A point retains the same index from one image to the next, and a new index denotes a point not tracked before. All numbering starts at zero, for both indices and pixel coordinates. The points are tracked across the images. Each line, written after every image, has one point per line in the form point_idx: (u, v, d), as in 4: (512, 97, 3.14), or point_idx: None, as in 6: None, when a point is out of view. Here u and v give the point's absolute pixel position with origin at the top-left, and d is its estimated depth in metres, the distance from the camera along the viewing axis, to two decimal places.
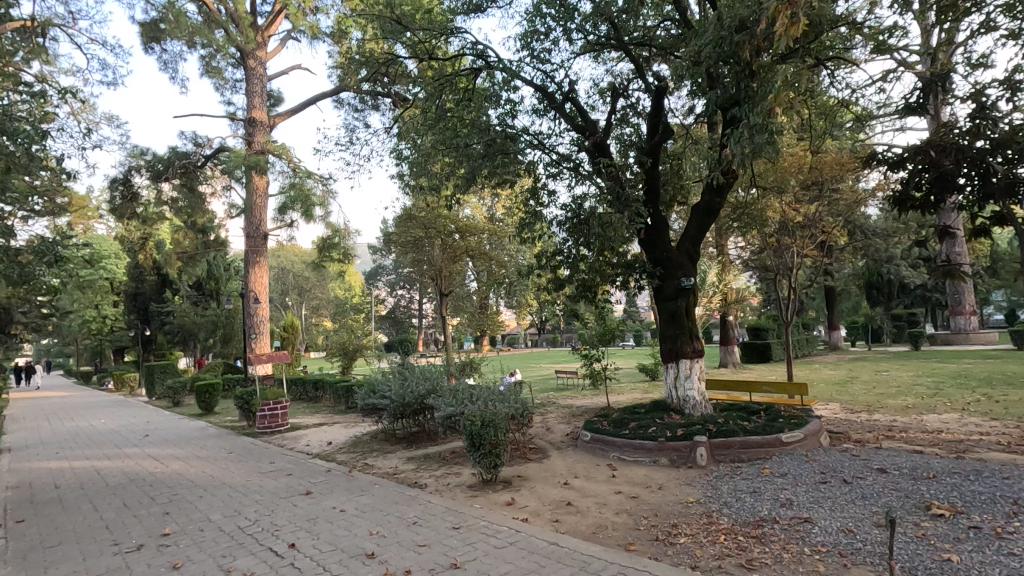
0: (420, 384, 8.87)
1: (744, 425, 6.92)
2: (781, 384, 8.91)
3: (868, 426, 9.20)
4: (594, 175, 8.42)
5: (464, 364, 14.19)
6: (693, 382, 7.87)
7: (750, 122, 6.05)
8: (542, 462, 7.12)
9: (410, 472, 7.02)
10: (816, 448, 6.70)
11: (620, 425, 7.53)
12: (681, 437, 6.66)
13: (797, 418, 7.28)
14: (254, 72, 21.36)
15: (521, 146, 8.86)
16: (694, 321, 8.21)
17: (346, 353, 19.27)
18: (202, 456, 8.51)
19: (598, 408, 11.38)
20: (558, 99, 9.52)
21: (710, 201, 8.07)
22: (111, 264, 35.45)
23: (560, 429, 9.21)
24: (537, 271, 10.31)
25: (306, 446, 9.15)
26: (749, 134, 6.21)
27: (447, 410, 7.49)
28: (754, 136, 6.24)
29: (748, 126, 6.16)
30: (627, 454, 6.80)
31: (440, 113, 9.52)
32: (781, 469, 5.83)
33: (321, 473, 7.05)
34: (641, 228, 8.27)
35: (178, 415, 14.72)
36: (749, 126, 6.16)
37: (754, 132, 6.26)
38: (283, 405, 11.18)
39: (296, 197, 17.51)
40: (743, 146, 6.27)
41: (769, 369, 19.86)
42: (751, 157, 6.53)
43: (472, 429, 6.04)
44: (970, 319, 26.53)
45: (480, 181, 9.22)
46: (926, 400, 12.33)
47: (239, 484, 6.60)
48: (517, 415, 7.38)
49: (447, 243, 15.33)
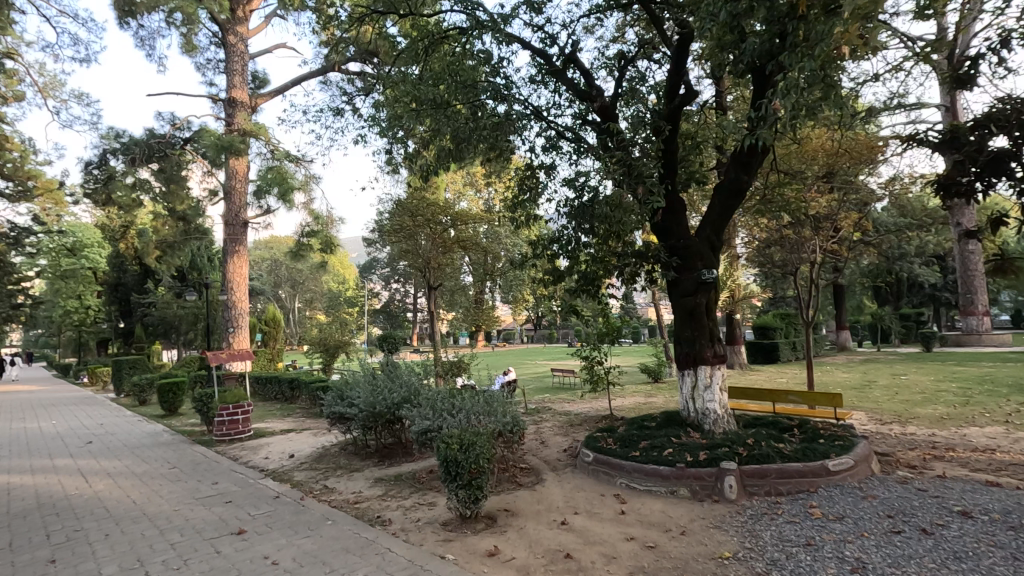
0: (395, 390, 7.60)
1: (782, 447, 5.71)
2: (810, 394, 7.72)
3: (909, 443, 7.99)
4: (599, 147, 7.16)
5: (451, 364, 12.57)
6: (715, 394, 6.67)
7: (806, 67, 4.78)
8: (535, 488, 5.90)
9: (375, 500, 5.80)
10: (868, 476, 5.51)
11: (628, 444, 6.30)
12: (704, 462, 5.48)
13: (843, 437, 6.07)
14: (235, 49, 19.99)
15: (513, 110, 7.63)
16: (715, 321, 6.96)
17: (326, 350, 17.83)
18: (135, 473, 7.24)
19: (598, 416, 10.18)
20: (559, 65, 8.20)
21: (737, 179, 6.85)
22: (93, 253, 33.97)
23: (556, 443, 7.96)
24: (532, 261, 9.11)
25: (263, 461, 7.90)
26: (800, 85, 5.05)
27: (422, 424, 6.22)
28: (804, 90, 5.11)
29: (796, 66, 4.92)
30: (637, 482, 5.61)
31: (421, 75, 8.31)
32: (836, 510, 4.64)
33: (267, 501, 5.81)
34: (656, 210, 7.01)
35: (139, 416, 13.42)
36: (800, 73, 4.97)
37: (803, 84, 5.14)
38: (246, 409, 9.92)
39: (273, 179, 16.13)
40: (793, 104, 5.09)
41: (779, 371, 18.68)
42: (798, 116, 5.38)
43: (448, 455, 4.85)
44: (983, 320, 25.29)
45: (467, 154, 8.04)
46: (960, 411, 11.11)
47: (160, 517, 5.36)
48: (506, 432, 6.17)
49: (435, 232, 13.95)
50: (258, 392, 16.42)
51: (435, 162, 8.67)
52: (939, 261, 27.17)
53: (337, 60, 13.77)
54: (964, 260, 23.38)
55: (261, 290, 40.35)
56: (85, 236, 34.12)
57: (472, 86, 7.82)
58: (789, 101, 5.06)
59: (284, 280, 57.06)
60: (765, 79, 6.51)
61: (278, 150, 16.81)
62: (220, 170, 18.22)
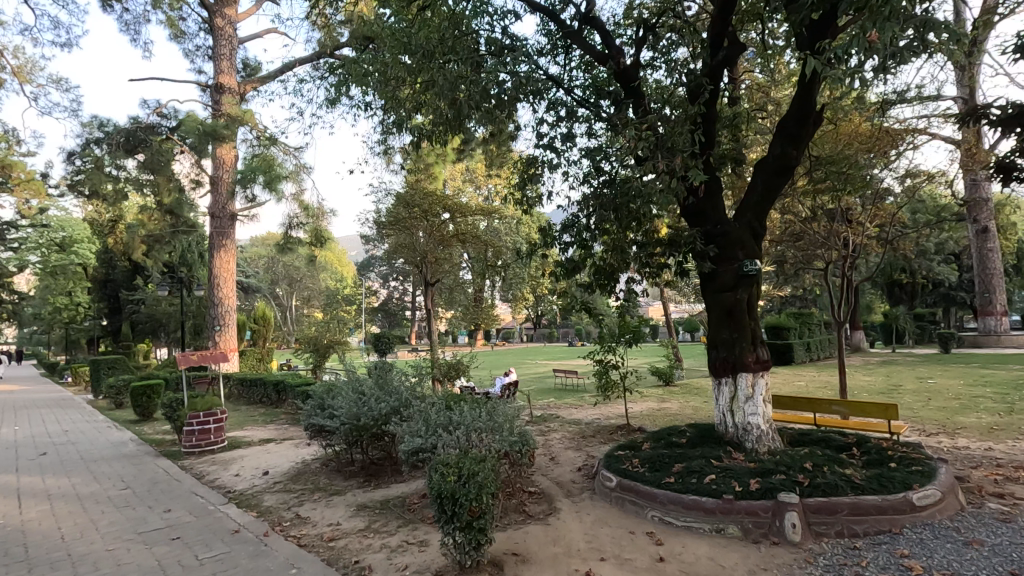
0: (383, 400, 6.56)
1: (849, 473, 4.69)
2: (858, 403, 6.72)
3: (973, 461, 6.98)
4: (625, 114, 6.06)
5: (449, 366, 11.54)
6: (758, 407, 5.67)
7: None
8: (548, 521, 4.89)
9: (354, 536, 4.78)
10: (958, 510, 4.53)
11: (658, 467, 5.27)
12: (757, 493, 4.48)
13: (918, 461, 5.04)
14: (223, 32, 18.93)
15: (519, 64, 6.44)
16: (757, 321, 5.95)
17: (316, 350, 16.67)
18: (79, 496, 6.19)
19: (611, 425, 9.22)
20: (574, 27, 7.00)
21: (784, 155, 5.87)
22: (84, 249, 32.36)
23: (569, 460, 6.94)
24: (538, 251, 8.04)
25: (232, 479, 6.90)
26: (902, 11, 4.12)
27: (413, 443, 5.17)
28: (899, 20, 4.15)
29: None
30: (674, 517, 4.60)
31: (409, 26, 7.14)
32: (940, 565, 3.66)
33: (225, 537, 4.78)
34: (691, 189, 5.95)
35: (110, 421, 12.37)
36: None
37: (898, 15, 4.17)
38: (220, 416, 8.86)
39: (259, 167, 15.07)
40: (890, 39, 4.13)
41: (796, 374, 17.60)
42: (890, 63, 4.44)
43: (443, 489, 3.83)
44: (1001, 321, 24.34)
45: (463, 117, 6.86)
46: (1007, 420, 10.12)
47: (85, 561, 4.31)
48: (512, 452, 5.16)
49: (433, 225, 12.90)
50: (243, 395, 15.36)
51: (425, 129, 7.50)
52: (957, 260, 26.13)
53: (327, 37, 12.70)
54: (980, 256, 22.98)
55: (255, 288, 39.26)
56: (75, 232, 32.64)
57: (466, 46, 6.73)
58: (894, 28, 4.09)
59: (280, 278, 55.97)
60: (824, 30, 5.54)
61: (265, 136, 15.84)
62: (206, 159, 17.20)
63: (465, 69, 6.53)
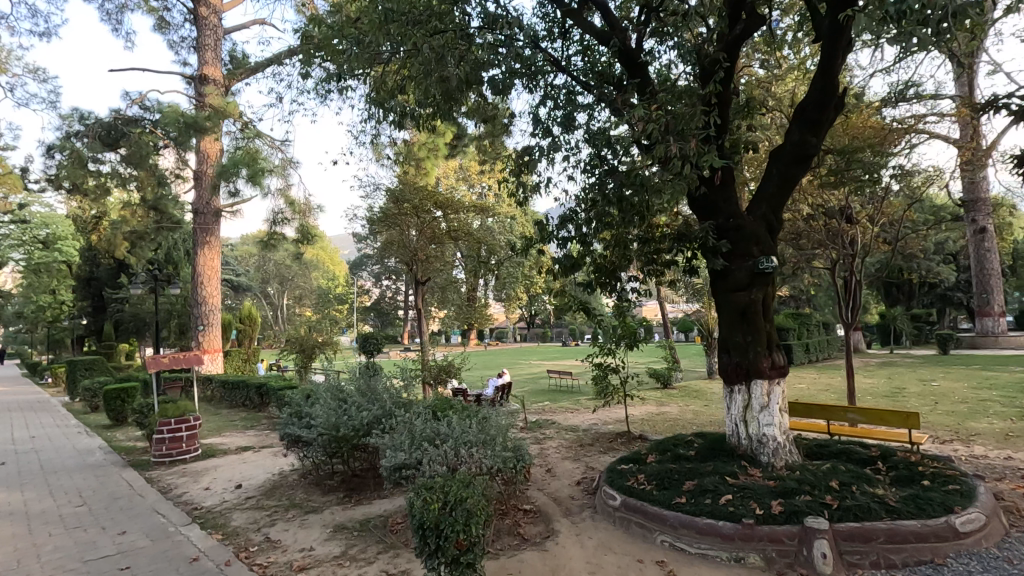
0: (366, 408, 6.02)
1: (880, 494, 4.21)
2: (877, 411, 6.24)
3: (999, 471, 6.52)
4: (632, 95, 5.53)
5: (440, 369, 11.00)
6: (773, 417, 5.19)
7: None
8: (545, 546, 4.40)
9: (328, 564, 4.26)
10: (1001, 536, 4.06)
11: (667, 484, 4.78)
12: (780, 517, 3.99)
13: (954, 479, 4.56)
14: (207, 22, 18.28)
15: (515, 40, 5.85)
16: (773, 323, 5.48)
17: (302, 351, 16.07)
18: (28, 515, 5.60)
19: (611, 432, 8.72)
20: (574, 5, 6.46)
21: (804, 141, 5.39)
22: (68, 246, 30.22)
23: (567, 473, 6.43)
24: (534, 247, 7.52)
25: (201, 494, 6.35)
26: None
27: (394, 459, 4.65)
28: None
29: None
30: (686, 543, 4.12)
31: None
32: None
33: (182, 567, 4.23)
34: (704, 178, 5.48)
35: (82, 426, 11.73)
36: None
37: None
38: (192, 424, 8.30)
39: (242, 159, 14.42)
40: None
41: (797, 377, 17.19)
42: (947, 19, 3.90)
43: (426, 518, 3.32)
44: (999, 321, 24.10)
45: (451, 92, 6.23)
46: (1021, 425, 9.72)
47: None
48: (506, 469, 4.66)
49: (424, 222, 12.36)
50: (225, 397, 14.77)
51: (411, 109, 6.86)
52: (955, 260, 25.88)
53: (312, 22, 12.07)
54: (978, 256, 22.75)
55: (246, 287, 38.45)
56: (59, 230, 29.90)
57: (455, 20, 6.12)
58: None
59: (271, 277, 55.20)
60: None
61: (250, 129, 15.24)
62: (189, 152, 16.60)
63: (454, 42, 5.91)
